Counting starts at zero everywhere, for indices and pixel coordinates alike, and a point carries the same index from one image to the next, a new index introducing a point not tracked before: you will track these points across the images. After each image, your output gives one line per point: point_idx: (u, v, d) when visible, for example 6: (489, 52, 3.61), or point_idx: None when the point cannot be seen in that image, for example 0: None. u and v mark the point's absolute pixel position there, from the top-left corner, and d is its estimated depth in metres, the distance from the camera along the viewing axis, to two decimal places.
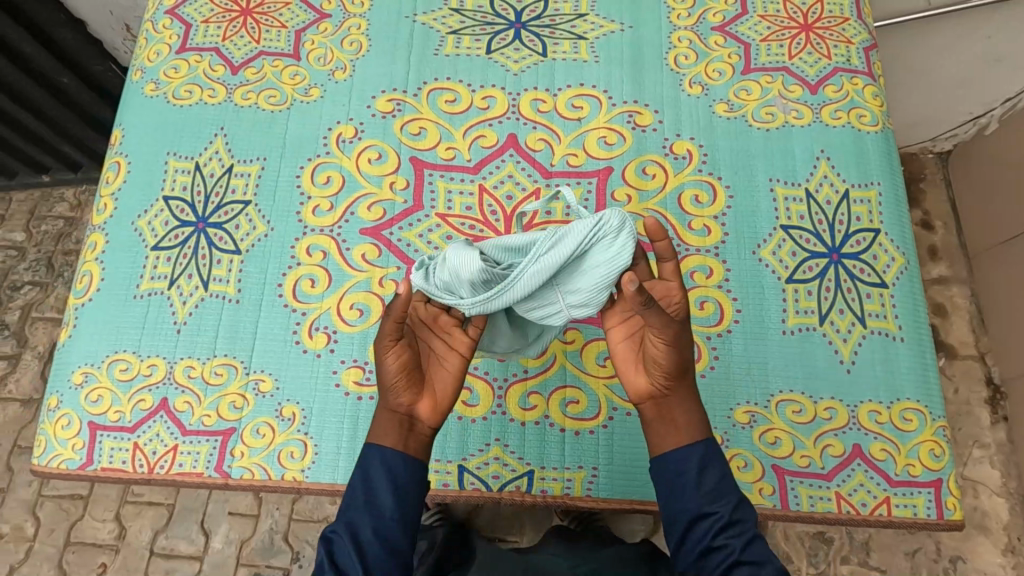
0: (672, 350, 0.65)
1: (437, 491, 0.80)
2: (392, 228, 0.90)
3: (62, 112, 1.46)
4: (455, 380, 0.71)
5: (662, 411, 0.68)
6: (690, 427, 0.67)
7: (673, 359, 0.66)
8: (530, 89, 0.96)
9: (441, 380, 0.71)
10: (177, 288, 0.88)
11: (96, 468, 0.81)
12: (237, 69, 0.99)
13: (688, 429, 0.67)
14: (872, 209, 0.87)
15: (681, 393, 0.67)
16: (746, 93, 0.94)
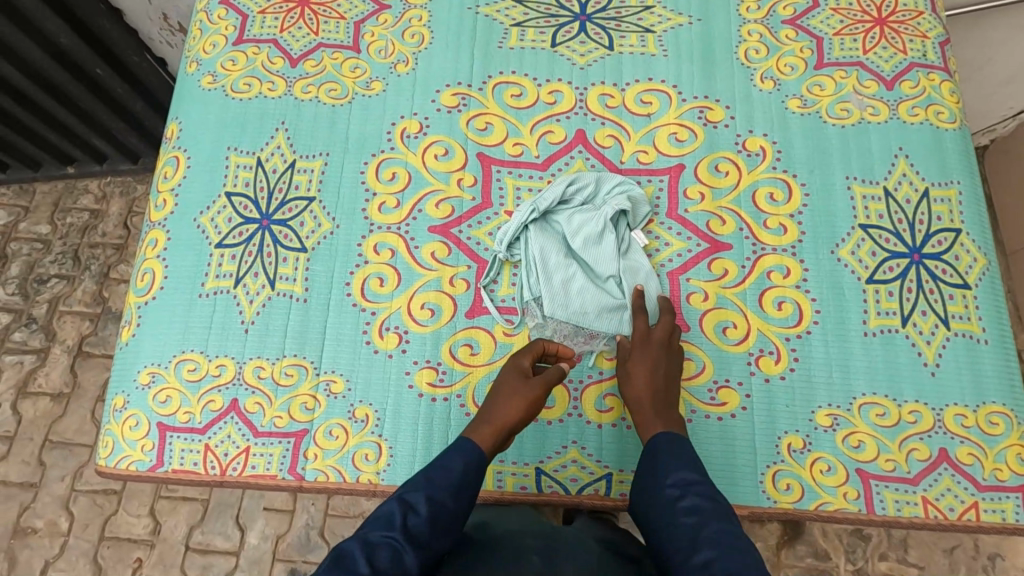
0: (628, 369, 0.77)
1: (514, 495, 0.79)
2: (461, 226, 0.88)
3: (94, 103, 1.42)
4: (523, 416, 0.73)
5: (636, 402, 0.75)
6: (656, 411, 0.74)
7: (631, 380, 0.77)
8: (597, 83, 0.94)
9: (508, 410, 0.73)
10: (244, 287, 0.86)
11: (167, 470, 0.80)
12: (296, 61, 0.96)
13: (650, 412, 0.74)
14: (953, 209, 0.86)
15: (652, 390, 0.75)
16: (819, 88, 0.92)
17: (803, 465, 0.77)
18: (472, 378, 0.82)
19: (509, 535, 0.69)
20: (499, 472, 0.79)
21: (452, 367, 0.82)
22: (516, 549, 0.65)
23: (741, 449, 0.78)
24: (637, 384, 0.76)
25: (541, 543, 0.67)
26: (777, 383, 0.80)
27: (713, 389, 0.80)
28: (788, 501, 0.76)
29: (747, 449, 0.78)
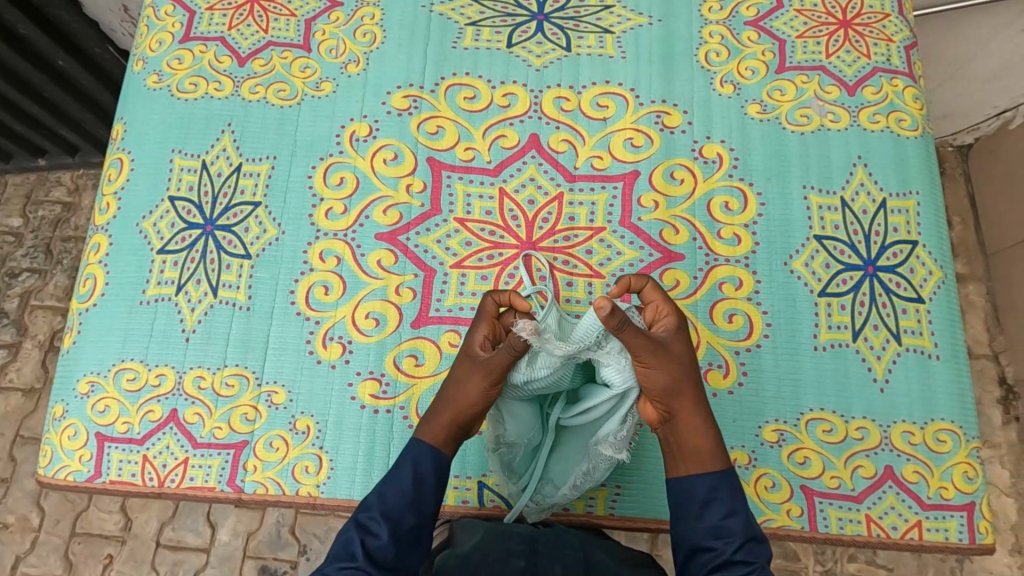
0: (666, 367, 0.66)
1: (456, 508, 0.78)
2: (409, 233, 0.86)
3: (58, 93, 1.39)
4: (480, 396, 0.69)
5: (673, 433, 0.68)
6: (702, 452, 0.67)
7: (670, 382, 0.66)
8: (553, 86, 0.92)
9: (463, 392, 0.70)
10: (186, 294, 0.84)
11: (104, 481, 0.79)
12: (245, 60, 0.94)
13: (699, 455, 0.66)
14: (910, 220, 0.84)
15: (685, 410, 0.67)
16: (780, 93, 0.90)
17: (748, 481, 0.76)
18: (416, 390, 0.80)
19: (490, 533, 0.70)
20: None
21: (396, 378, 0.81)
22: (498, 552, 0.66)
23: None
24: (681, 387, 0.67)
25: (522, 546, 0.68)
26: (725, 398, 0.79)
27: None
28: None
29: None
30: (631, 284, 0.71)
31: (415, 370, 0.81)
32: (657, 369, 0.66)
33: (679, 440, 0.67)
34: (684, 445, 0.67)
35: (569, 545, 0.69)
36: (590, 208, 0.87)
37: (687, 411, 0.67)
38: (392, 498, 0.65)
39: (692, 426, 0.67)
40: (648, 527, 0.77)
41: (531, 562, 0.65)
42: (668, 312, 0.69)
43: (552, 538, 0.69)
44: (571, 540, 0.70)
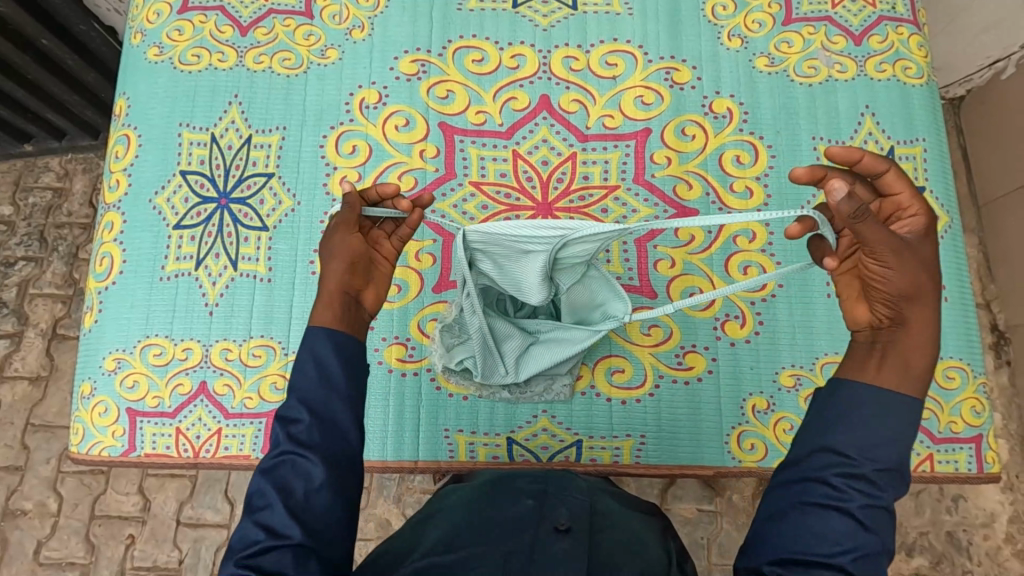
0: (908, 269, 0.52)
1: (487, 464, 0.80)
2: (425, 199, 0.86)
3: (44, 76, 1.32)
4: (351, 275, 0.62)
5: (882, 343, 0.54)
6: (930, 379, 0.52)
7: (912, 287, 0.52)
8: (561, 46, 0.92)
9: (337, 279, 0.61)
10: (205, 268, 0.85)
11: (140, 455, 0.80)
12: (246, 30, 0.92)
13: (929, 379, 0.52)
14: (917, 166, 0.86)
15: (914, 322, 0.53)
16: (787, 46, 0.91)
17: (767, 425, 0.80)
18: None
19: (498, 477, 0.70)
20: (471, 443, 0.81)
21: (421, 342, 0.82)
22: (506, 493, 0.66)
23: (707, 410, 0.81)
24: (924, 292, 0.52)
25: (535, 487, 0.67)
26: (742, 346, 0.82)
27: (679, 354, 0.82)
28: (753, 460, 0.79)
29: (713, 411, 0.81)
30: (864, 161, 0.54)
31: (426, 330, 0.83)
32: (898, 270, 0.52)
33: (891, 347, 0.53)
34: (902, 356, 0.52)
35: (578, 486, 0.68)
36: (604, 167, 0.87)
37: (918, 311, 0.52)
38: (313, 384, 0.56)
39: (921, 333, 0.52)
40: (671, 473, 0.80)
41: (541, 502, 0.64)
42: (919, 206, 0.53)
43: (565, 481, 0.68)
44: (580, 484, 0.69)
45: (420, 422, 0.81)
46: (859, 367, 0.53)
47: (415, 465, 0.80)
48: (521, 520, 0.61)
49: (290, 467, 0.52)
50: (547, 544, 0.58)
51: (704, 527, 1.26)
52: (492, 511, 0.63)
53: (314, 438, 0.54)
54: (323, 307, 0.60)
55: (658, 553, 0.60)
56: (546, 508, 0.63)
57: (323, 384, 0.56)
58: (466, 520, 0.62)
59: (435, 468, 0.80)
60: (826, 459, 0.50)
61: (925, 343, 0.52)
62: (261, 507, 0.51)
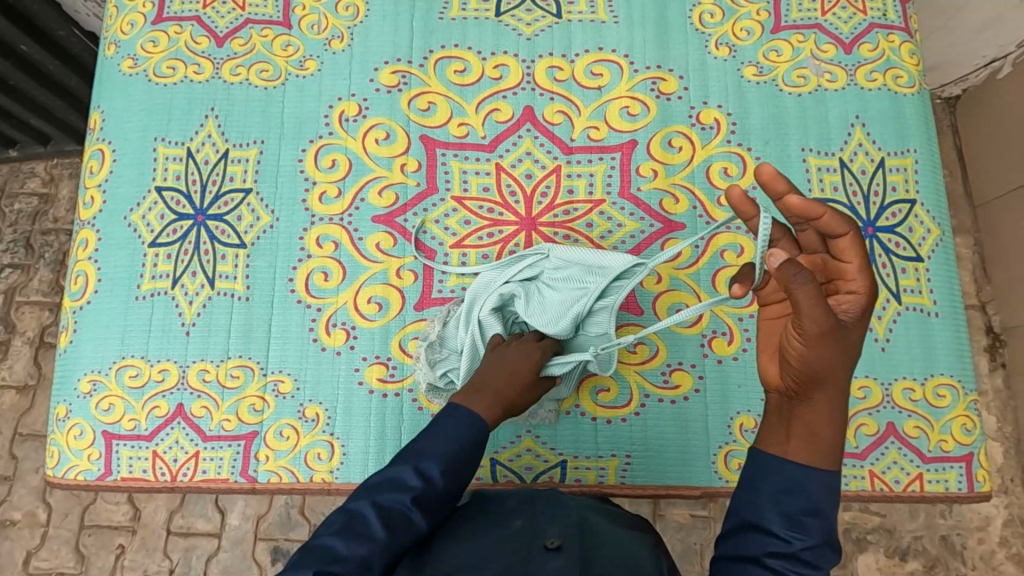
0: (829, 349, 0.49)
1: (470, 485, 0.79)
2: (406, 214, 0.84)
3: (26, 83, 1.28)
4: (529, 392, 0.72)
5: (788, 414, 0.52)
6: (827, 451, 0.51)
7: (824, 364, 0.50)
8: (545, 55, 0.89)
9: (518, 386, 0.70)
10: (182, 287, 0.83)
11: (116, 479, 0.79)
12: (223, 41, 0.90)
13: (821, 452, 0.51)
14: (908, 178, 0.84)
15: (822, 395, 0.51)
16: (776, 54, 0.89)
17: None
18: None
19: (487, 500, 0.67)
20: None
21: (403, 362, 0.81)
22: (495, 515, 0.62)
23: (694, 429, 0.79)
24: (834, 370, 0.50)
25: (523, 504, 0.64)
26: (729, 363, 0.81)
27: (666, 372, 0.80)
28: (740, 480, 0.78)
29: (700, 430, 0.79)
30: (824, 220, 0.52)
31: (406, 350, 0.81)
32: (818, 347, 0.49)
33: (795, 417, 0.52)
34: (799, 425, 0.52)
35: (569, 503, 0.65)
36: (589, 180, 0.86)
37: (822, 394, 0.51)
38: (451, 450, 0.63)
39: (821, 413, 0.51)
40: (659, 493, 0.79)
41: (530, 519, 0.61)
42: (862, 281, 0.51)
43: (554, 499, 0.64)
44: (571, 501, 0.66)
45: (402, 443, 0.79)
46: (775, 435, 0.53)
47: None
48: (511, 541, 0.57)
49: (400, 510, 0.58)
50: (538, 566, 0.54)
51: (698, 533, 1.25)
52: (477, 532, 0.60)
53: (428, 502, 0.60)
54: (485, 403, 0.68)
55: (649, 562, 0.57)
56: (536, 525, 0.60)
57: (445, 451, 0.63)
58: (453, 549, 0.58)
59: None
60: (759, 539, 0.50)
61: (832, 420, 0.51)
62: (359, 533, 0.56)
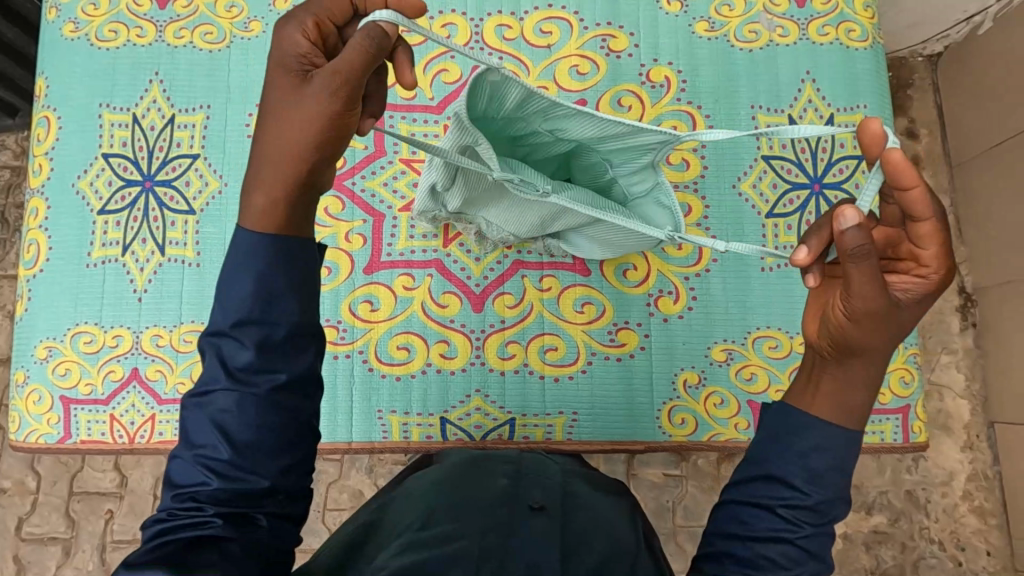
0: (878, 331, 0.46)
1: (421, 444, 0.81)
2: (354, 177, 0.84)
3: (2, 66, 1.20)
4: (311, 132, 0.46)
5: (830, 385, 0.48)
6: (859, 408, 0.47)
7: (863, 332, 0.45)
8: (494, 13, 0.88)
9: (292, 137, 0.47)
10: (133, 254, 0.83)
11: (76, 441, 0.81)
12: (165, 2, 0.88)
13: (846, 410, 0.47)
14: (857, 134, 0.83)
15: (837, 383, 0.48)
16: (728, 9, 0.87)
17: (697, 400, 0.80)
18: (374, 334, 0.82)
19: (473, 461, 0.64)
20: (405, 424, 0.81)
21: (353, 325, 0.82)
22: (482, 475, 0.60)
23: (640, 386, 0.81)
24: (870, 344, 0.46)
25: (509, 468, 0.62)
26: (676, 322, 0.82)
27: (612, 331, 0.82)
28: (682, 435, 0.80)
29: (645, 387, 0.81)
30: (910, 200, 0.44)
31: (386, 316, 0.82)
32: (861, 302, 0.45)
33: (821, 378, 0.48)
34: (823, 384, 0.48)
35: (551, 467, 0.64)
36: None
37: (859, 363, 0.47)
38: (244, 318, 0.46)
39: (851, 379, 0.47)
40: (605, 448, 0.81)
41: (516, 479, 0.59)
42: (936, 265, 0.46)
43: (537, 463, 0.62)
44: (554, 468, 0.64)
45: (354, 403, 0.81)
46: (801, 394, 0.49)
47: (350, 446, 0.80)
48: (492, 500, 0.55)
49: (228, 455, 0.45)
50: (522, 521, 0.52)
51: (670, 491, 1.21)
52: (459, 489, 0.58)
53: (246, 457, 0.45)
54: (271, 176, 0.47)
55: (630, 538, 0.54)
56: (520, 484, 0.58)
57: (243, 330, 0.46)
58: (438, 498, 0.56)
59: (369, 448, 0.81)
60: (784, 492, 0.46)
61: (861, 385, 0.47)
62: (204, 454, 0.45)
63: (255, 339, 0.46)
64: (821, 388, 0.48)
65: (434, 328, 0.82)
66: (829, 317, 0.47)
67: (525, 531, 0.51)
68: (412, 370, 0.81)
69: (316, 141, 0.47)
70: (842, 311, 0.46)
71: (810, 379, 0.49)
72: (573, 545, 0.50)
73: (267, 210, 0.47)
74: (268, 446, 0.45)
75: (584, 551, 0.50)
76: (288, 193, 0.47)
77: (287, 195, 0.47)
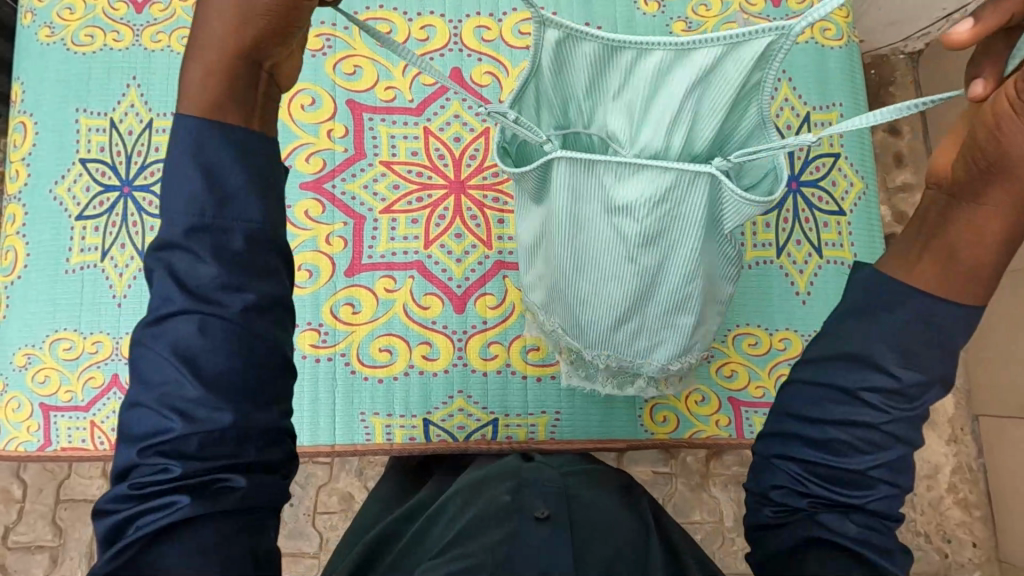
0: None
1: (403, 446, 0.81)
2: (334, 180, 0.84)
3: None
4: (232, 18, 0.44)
5: (959, 238, 0.43)
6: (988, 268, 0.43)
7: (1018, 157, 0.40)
8: (472, 15, 0.88)
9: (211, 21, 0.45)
10: (111, 259, 0.83)
11: (56, 449, 0.80)
12: (141, 6, 0.88)
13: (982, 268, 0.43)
14: (832, 132, 0.84)
15: (979, 242, 0.42)
16: (705, 9, 0.88)
17: (679, 398, 0.81)
18: (356, 337, 0.82)
19: (475, 479, 0.64)
20: (388, 426, 0.81)
21: (334, 327, 0.82)
22: (482, 488, 0.60)
23: None
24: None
25: (508, 479, 0.61)
26: None
27: None
28: (664, 432, 0.80)
29: None
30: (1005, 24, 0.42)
31: (369, 319, 0.82)
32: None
33: (956, 231, 0.43)
34: (950, 253, 0.43)
35: (551, 473, 0.63)
36: None
37: (1004, 193, 0.41)
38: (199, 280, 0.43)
39: (989, 227, 0.42)
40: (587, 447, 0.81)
41: (517, 491, 0.58)
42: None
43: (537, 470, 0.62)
44: (553, 472, 0.63)
45: (336, 406, 0.81)
46: (920, 265, 0.45)
47: (332, 449, 0.80)
48: (495, 513, 0.56)
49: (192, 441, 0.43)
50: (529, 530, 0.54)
51: (659, 488, 1.20)
52: (466, 504, 0.59)
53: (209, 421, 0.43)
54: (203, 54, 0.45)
55: (634, 534, 0.57)
56: (522, 497, 0.58)
57: (198, 239, 0.44)
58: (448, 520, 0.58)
59: (352, 450, 0.81)
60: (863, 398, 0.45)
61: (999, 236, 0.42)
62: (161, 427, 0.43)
63: (211, 252, 0.44)
64: (925, 259, 0.45)
65: (416, 330, 0.82)
66: (986, 142, 0.41)
67: (529, 540, 0.53)
68: (394, 372, 0.81)
69: (269, 6, 0.44)
70: (1006, 105, 0.39)
71: (935, 235, 0.44)
72: (582, 545, 0.53)
73: (205, 81, 0.45)
74: (235, 383, 0.44)
75: (593, 547, 0.53)
76: (232, 65, 0.45)
77: (227, 65, 0.45)
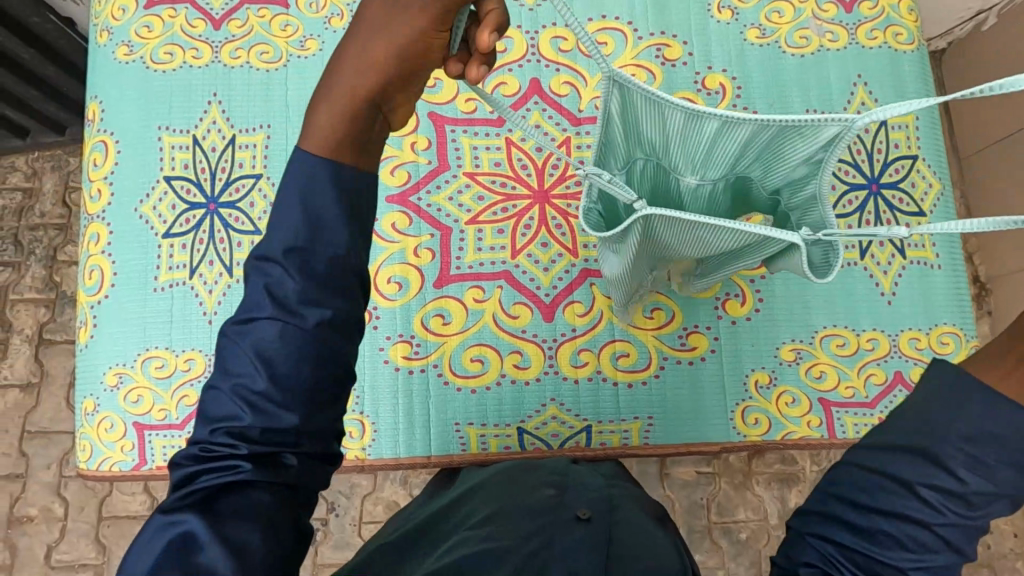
0: None
1: (499, 455, 0.81)
2: (419, 193, 0.85)
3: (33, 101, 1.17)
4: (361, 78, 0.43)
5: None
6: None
7: None
8: (549, 26, 0.89)
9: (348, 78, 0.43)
10: (200, 276, 0.83)
11: (151, 468, 0.80)
12: (219, 23, 0.88)
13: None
14: (910, 135, 0.86)
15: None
16: (778, 16, 0.89)
17: (769, 400, 0.82)
18: (447, 348, 0.82)
19: (515, 468, 0.66)
20: (482, 435, 0.81)
21: (425, 339, 0.82)
22: (527, 482, 0.62)
23: (711, 390, 0.82)
24: None
25: (553, 476, 0.64)
26: (743, 324, 0.83)
27: (682, 335, 0.83)
28: (756, 434, 0.81)
29: (716, 390, 0.82)
30: None
31: (459, 329, 0.82)
32: None
33: None
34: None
35: (595, 479, 0.65)
36: None
37: None
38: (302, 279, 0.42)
39: None
40: (680, 451, 0.82)
41: (562, 490, 0.60)
42: None
43: (581, 476, 0.63)
44: (600, 480, 0.65)
45: (429, 417, 0.82)
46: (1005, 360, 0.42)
47: (428, 460, 0.80)
48: (541, 507, 0.57)
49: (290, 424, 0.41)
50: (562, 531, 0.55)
51: (702, 488, 1.21)
52: (512, 494, 0.60)
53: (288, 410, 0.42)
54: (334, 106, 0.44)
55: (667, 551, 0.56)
56: (565, 496, 0.59)
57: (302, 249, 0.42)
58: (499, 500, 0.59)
59: (447, 461, 0.81)
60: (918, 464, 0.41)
61: None
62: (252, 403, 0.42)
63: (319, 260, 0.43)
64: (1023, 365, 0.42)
65: (506, 340, 0.83)
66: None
67: (566, 541, 0.53)
68: (487, 382, 0.82)
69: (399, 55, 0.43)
70: None
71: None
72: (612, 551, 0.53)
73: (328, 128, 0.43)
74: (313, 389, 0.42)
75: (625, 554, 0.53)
76: (356, 114, 0.44)
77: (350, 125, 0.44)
